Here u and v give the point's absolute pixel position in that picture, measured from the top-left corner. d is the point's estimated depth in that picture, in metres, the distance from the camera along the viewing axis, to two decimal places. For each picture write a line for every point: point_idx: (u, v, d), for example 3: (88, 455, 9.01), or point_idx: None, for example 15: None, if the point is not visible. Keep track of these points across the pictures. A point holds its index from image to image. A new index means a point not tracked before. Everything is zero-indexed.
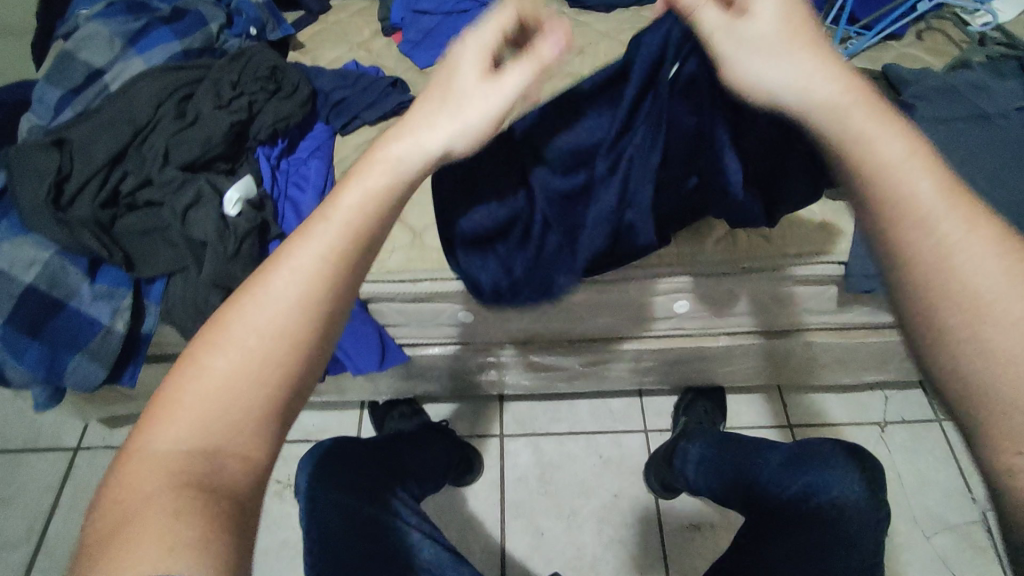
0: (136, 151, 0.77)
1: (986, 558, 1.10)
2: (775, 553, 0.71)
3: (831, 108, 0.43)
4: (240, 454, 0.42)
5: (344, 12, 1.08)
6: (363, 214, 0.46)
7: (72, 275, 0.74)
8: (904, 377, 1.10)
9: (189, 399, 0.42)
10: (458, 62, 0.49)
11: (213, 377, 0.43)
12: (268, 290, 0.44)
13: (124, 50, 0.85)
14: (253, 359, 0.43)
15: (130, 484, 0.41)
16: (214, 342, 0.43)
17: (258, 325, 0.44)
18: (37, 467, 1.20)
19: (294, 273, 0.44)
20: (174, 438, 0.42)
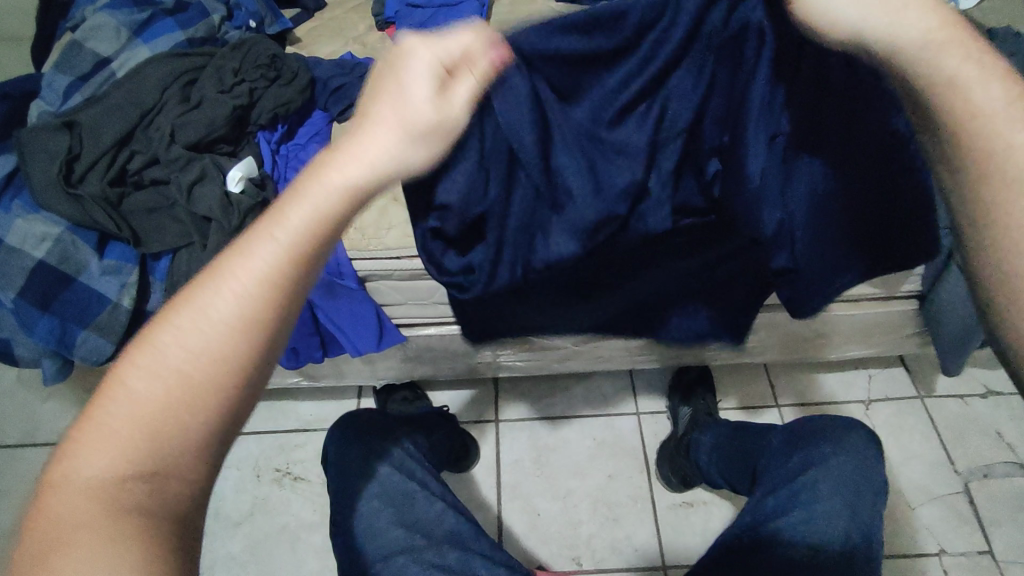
0: (143, 133, 0.82)
1: (969, 527, 1.09)
2: (775, 527, 0.69)
3: (919, 53, 0.41)
4: (178, 482, 0.38)
5: (339, 10, 1.13)
6: (307, 230, 0.40)
7: (82, 249, 0.77)
8: (887, 351, 1.14)
9: (116, 423, 0.38)
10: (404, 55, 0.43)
11: (141, 401, 0.38)
12: (203, 304, 0.39)
13: (130, 40, 0.90)
14: (190, 387, 0.38)
15: (49, 517, 0.36)
16: (143, 363, 0.38)
17: (191, 346, 0.39)
18: (31, 460, 1.17)
19: (239, 287, 0.39)
20: (100, 465, 0.37)
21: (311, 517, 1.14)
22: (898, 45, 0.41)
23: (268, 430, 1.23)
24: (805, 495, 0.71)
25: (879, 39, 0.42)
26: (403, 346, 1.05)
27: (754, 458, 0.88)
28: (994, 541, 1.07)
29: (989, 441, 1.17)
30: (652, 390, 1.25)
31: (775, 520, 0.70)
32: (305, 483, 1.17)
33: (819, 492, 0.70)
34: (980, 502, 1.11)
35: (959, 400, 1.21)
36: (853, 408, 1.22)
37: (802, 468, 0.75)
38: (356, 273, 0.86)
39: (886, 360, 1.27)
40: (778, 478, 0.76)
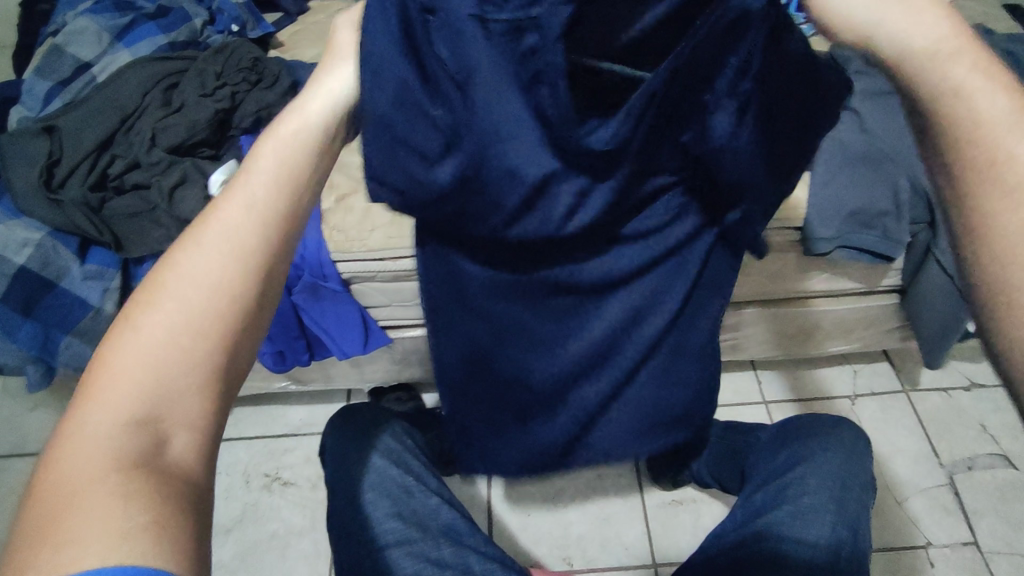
0: (124, 137, 0.82)
1: (955, 519, 1.10)
2: (768, 508, 0.70)
3: (931, 58, 0.38)
4: (190, 426, 0.36)
5: (321, 14, 1.13)
6: (290, 166, 0.41)
7: (63, 254, 0.77)
8: (870, 346, 1.15)
9: (125, 362, 0.35)
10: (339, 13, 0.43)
11: (152, 339, 0.36)
12: (206, 237, 0.38)
13: (112, 44, 0.90)
14: (200, 318, 0.37)
15: (57, 470, 0.33)
16: (151, 300, 0.37)
17: (197, 277, 0.38)
18: (19, 471, 1.16)
19: (237, 214, 0.39)
20: (112, 408, 0.34)
21: (301, 522, 1.13)
22: (910, 49, 0.38)
23: (257, 435, 1.23)
24: (792, 490, 0.71)
25: (890, 41, 0.38)
26: (390, 348, 1.05)
27: (742, 457, 0.88)
28: (978, 532, 1.09)
29: (972, 433, 1.18)
30: None
31: (763, 515, 0.70)
32: (294, 488, 1.17)
33: (806, 486, 0.70)
34: (965, 494, 1.12)
35: (942, 394, 1.23)
36: (839, 403, 1.23)
37: (790, 464, 0.75)
38: (341, 275, 0.87)
39: (870, 355, 1.28)
40: (768, 475, 0.77)
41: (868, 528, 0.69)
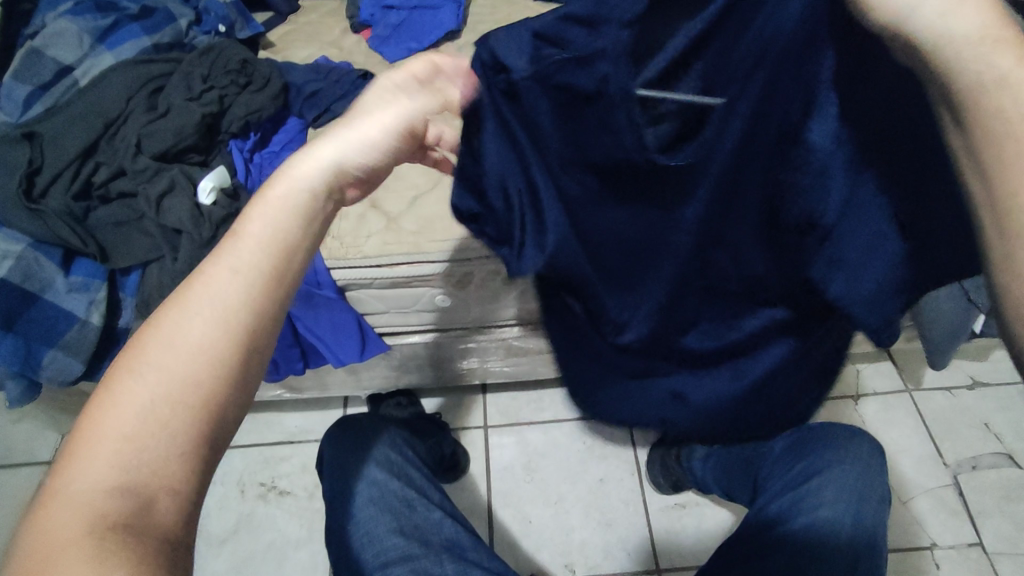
0: (108, 144, 0.79)
1: (960, 520, 1.09)
2: (782, 531, 0.68)
3: (972, 48, 0.36)
4: (168, 487, 0.38)
5: (313, 13, 1.10)
6: (278, 228, 0.45)
7: (46, 267, 0.74)
8: (874, 345, 1.14)
9: (108, 428, 0.38)
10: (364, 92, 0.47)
11: (133, 401, 0.39)
12: (191, 304, 0.42)
13: (94, 47, 0.87)
14: (181, 384, 0.40)
15: (44, 533, 0.35)
16: (133, 365, 0.40)
17: (179, 343, 0.41)
18: (8, 482, 1.13)
19: (222, 284, 0.42)
20: (94, 474, 0.37)
21: (298, 532, 1.11)
22: (952, 36, 0.36)
23: (252, 444, 1.20)
24: (809, 501, 0.70)
25: (929, 27, 0.37)
26: (387, 355, 1.02)
27: (752, 466, 0.87)
28: (984, 533, 1.07)
29: (977, 433, 1.17)
30: None
31: (781, 525, 0.69)
32: (291, 497, 1.14)
33: (824, 498, 0.69)
34: (970, 495, 1.11)
35: (946, 393, 1.22)
36: (843, 403, 1.21)
37: (805, 476, 0.74)
38: (335, 282, 0.84)
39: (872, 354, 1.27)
40: (780, 487, 0.75)
41: (884, 544, 0.67)
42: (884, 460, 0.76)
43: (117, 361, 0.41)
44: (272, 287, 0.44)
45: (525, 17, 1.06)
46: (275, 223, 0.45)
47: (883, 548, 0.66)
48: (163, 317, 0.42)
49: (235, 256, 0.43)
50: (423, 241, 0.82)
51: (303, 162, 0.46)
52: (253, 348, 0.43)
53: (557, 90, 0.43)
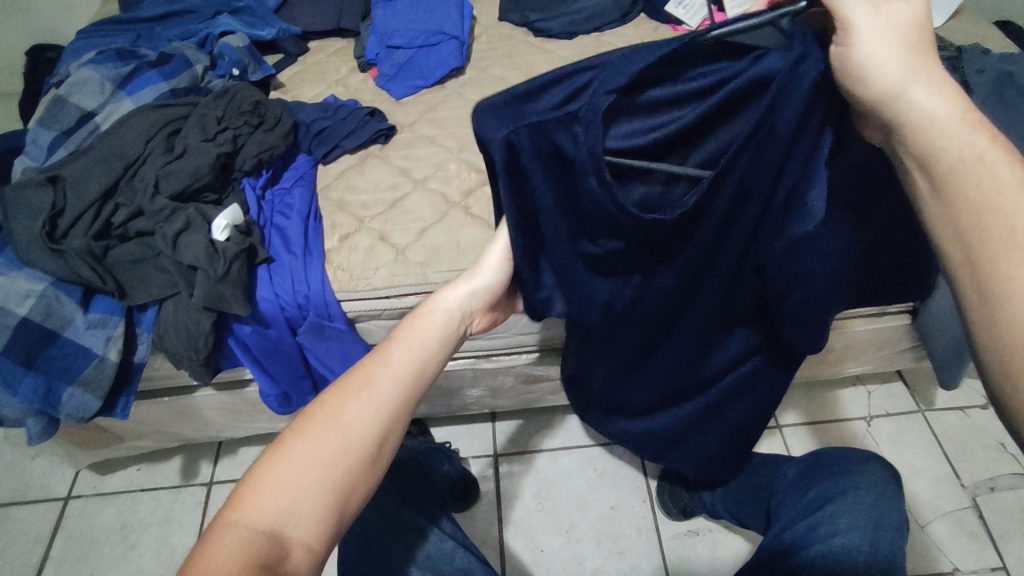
0: (127, 184, 0.82)
1: (981, 544, 1.06)
2: (802, 559, 0.67)
3: (955, 126, 0.40)
4: (304, 541, 0.46)
5: (321, 54, 1.15)
6: (427, 340, 0.56)
7: (66, 305, 0.76)
8: (883, 366, 1.13)
9: (274, 475, 0.47)
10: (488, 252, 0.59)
11: (295, 459, 0.48)
12: (353, 389, 0.51)
13: (114, 93, 0.92)
14: (337, 453, 0.49)
15: (209, 555, 0.43)
16: (302, 429, 0.50)
17: (343, 417, 0.50)
18: (23, 520, 1.13)
19: (369, 380, 0.52)
20: (257, 516, 0.46)
21: None
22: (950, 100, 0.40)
23: None
24: (823, 529, 0.69)
25: (917, 106, 0.40)
26: None
27: (766, 493, 0.86)
28: (1007, 557, 1.05)
29: (994, 453, 1.15)
30: None
31: (796, 552, 0.69)
32: None
33: (839, 525, 0.69)
34: (989, 517, 1.09)
35: (958, 412, 1.21)
36: (854, 425, 1.20)
37: (820, 503, 0.74)
38: (345, 314, 0.83)
39: (883, 375, 1.26)
40: (795, 514, 0.75)
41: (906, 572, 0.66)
42: (900, 485, 0.75)
43: (291, 428, 0.51)
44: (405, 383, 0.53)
45: (524, 53, 1.11)
46: (421, 337, 0.56)
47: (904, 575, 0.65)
48: (330, 396, 0.51)
49: (389, 357, 0.54)
50: (431, 273, 0.82)
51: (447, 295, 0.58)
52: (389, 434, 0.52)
53: (550, 147, 0.47)
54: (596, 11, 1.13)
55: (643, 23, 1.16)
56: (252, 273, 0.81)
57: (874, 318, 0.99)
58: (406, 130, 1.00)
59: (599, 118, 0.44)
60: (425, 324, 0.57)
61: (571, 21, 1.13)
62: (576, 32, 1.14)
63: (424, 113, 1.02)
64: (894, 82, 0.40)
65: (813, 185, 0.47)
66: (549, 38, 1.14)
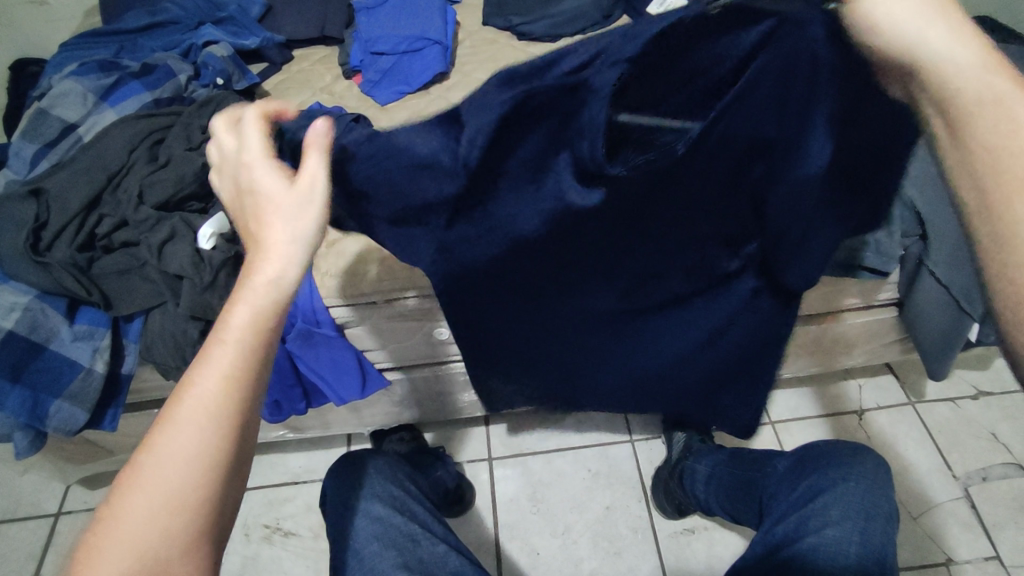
0: (111, 196, 0.81)
1: (974, 533, 1.07)
2: (793, 552, 0.68)
3: (973, 70, 0.42)
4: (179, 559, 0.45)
5: (306, 62, 1.15)
6: (251, 333, 0.48)
7: (52, 317, 0.76)
8: (874, 358, 1.13)
9: (131, 513, 0.45)
10: (265, 186, 0.47)
11: (145, 494, 0.45)
12: (190, 407, 0.46)
13: (97, 104, 0.91)
14: (194, 475, 0.46)
15: None
16: (141, 461, 0.46)
17: (180, 442, 0.46)
18: (12, 538, 1.12)
19: (173, 430, 0.46)
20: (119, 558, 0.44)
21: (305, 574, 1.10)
22: (951, 59, 0.42)
23: (256, 485, 1.19)
24: (815, 521, 0.70)
25: (934, 51, 0.41)
26: (388, 391, 1.02)
27: (758, 487, 0.87)
28: (1000, 545, 1.06)
29: (983, 443, 1.16)
30: (645, 417, 1.24)
31: (788, 546, 0.69)
32: (297, 538, 1.13)
33: (830, 517, 0.69)
34: (982, 507, 1.10)
35: (949, 404, 1.21)
36: (847, 418, 1.21)
37: (811, 494, 0.74)
38: (334, 319, 0.83)
39: (873, 368, 1.27)
40: (787, 507, 0.76)
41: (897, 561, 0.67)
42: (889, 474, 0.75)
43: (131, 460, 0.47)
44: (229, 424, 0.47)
45: (509, 57, 1.12)
46: (229, 352, 0.48)
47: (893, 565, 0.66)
48: (166, 418, 0.47)
49: (213, 359, 0.47)
50: (419, 277, 0.82)
51: (259, 257, 0.49)
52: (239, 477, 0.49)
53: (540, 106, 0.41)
54: (577, 13, 1.15)
55: (625, 25, 1.17)
56: None
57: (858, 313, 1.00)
58: None
59: (606, 95, 0.40)
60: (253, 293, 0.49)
61: (554, 23, 1.14)
62: (558, 35, 1.15)
63: (409, 117, 1.03)
64: (909, 33, 0.41)
65: (811, 130, 0.45)
66: (532, 41, 1.15)
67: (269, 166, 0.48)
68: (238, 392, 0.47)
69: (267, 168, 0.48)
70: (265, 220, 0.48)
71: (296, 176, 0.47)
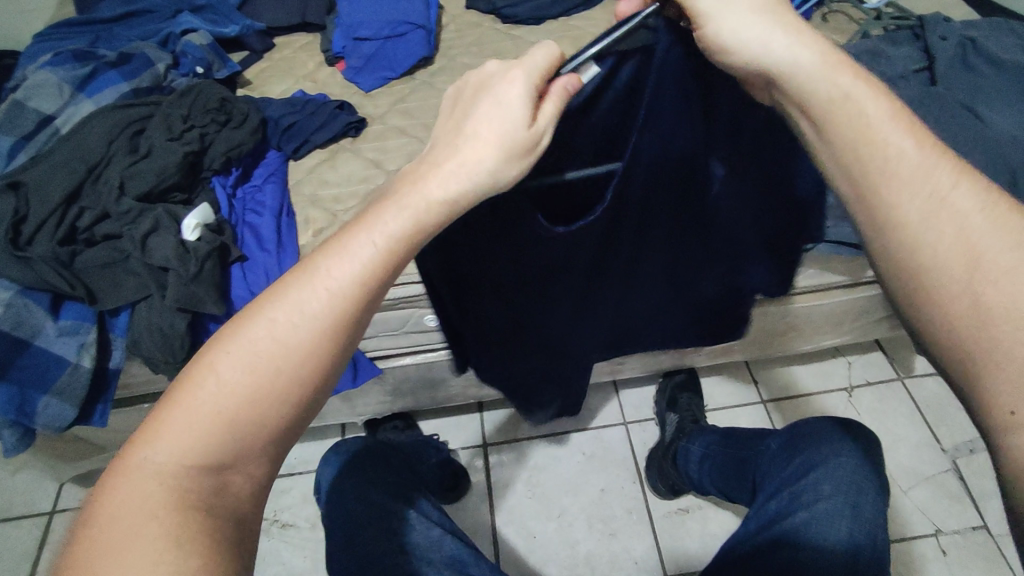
0: (91, 188, 0.80)
1: (962, 504, 1.09)
2: (785, 528, 0.69)
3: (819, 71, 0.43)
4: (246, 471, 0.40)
5: (287, 49, 1.14)
6: (404, 243, 0.42)
7: (35, 313, 0.75)
8: (861, 335, 1.14)
9: (201, 406, 0.39)
10: (502, 99, 0.42)
11: (224, 389, 0.39)
12: (304, 306, 0.41)
13: (73, 95, 0.89)
14: (288, 384, 0.40)
15: (119, 497, 0.37)
16: (229, 349, 0.40)
17: (283, 339, 0.41)
18: (5, 538, 1.11)
19: (287, 323, 0.41)
20: (177, 451, 0.38)
21: (303, 564, 1.10)
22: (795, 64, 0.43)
23: None
24: (807, 496, 0.71)
25: (783, 52, 0.44)
26: (380, 380, 1.02)
27: (750, 465, 0.88)
28: (987, 516, 1.08)
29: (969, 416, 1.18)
30: (637, 400, 1.25)
31: (780, 521, 0.70)
32: (294, 529, 1.13)
33: (822, 491, 0.70)
34: (969, 478, 1.12)
35: (937, 378, 1.23)
36: (836, 395, 1.22)
37: (803, 470, 0.75)
38: None
39: (862, 345, 1.28)
40: (779, 483, 0.77)
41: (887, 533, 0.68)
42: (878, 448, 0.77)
43: (218, 338, 0.41)
44: (336, 343, 0.41)
45: (493, 40, 1.11)
46: (365, 261, 0.41)
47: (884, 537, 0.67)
48: (274, 309, 0.41)
49: (347, 263, 0.41)
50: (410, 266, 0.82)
51: (435, 172, 0.42)
52: (314, 407, 0.42)
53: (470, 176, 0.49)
54: None
55: (611, 6, 1.16)
56: (226, 272, 0.81)
57: (835, 292, 1.01)
58: (377, 121, 0.99)
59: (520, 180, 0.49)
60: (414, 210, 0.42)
61: (538, 6, 1.13)
62: (542, 17, 1.14)
63: (394, 104, 1.02)
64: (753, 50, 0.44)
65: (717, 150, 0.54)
66: (516, 25, 1.14)
67: (523, 92, 0.42)
68: (353, 315, 0.41)
69: (518, 87, 0.42)
70: (479, 130, 0.42)
71: (533, 122, 0.42)
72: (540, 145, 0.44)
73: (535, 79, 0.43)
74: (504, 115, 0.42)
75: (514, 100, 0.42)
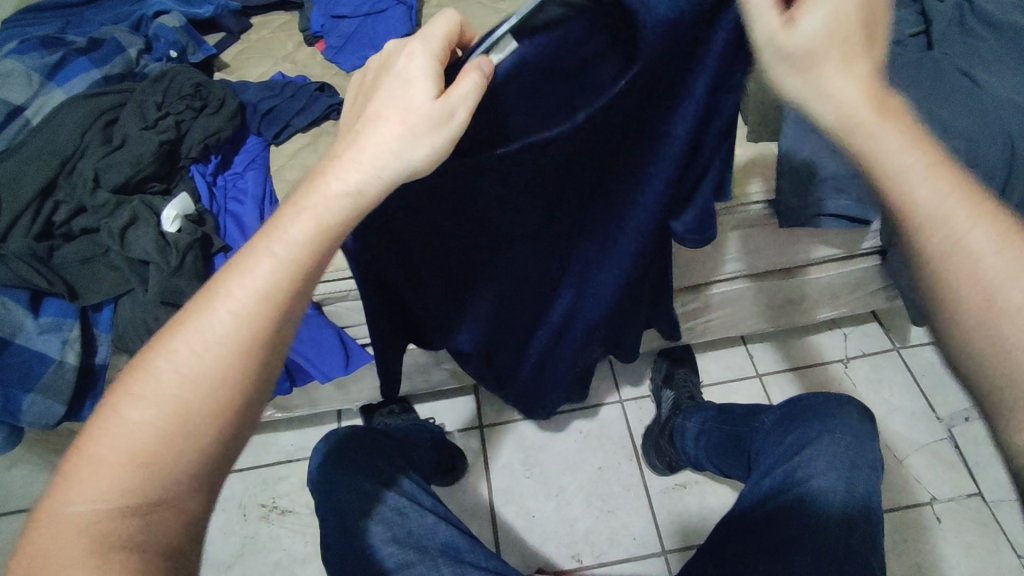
0: (66, 181, 0.78)
1: (957, 472, 1.09)
2: (780, 504, 0.69)
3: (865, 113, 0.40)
4: (173, 506, 0.41)
5: (265, 29, 1.10)
6: (310, 254, 0.43)
7: (14, 310, 0.73)
8: (856, 307, 1.13)
9: (110, 448, 0.40)
10: (406, 78, 0.43)
11: (137, 424, 0.41)
12: (206, 328, 0.42)
13: (43, 84, 0.86)
14: (199, 409, 0.41)
15: (42, 552, 0.38)
16: (136, 386, 0.41)
17: (188, 367, 0.42)
18: (9, 531, 1.12)
19: (190, 351, 0.42)
20: (94, 496, 0.39)
21: (305, 549, 1.11)
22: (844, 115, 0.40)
23: (249, 466, 1.19)
24: (801, 473, 0.70)
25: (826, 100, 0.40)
26: (373, 367, 1.01)
27: (745, 441, 0.87)
28: (982, 483, 1.08)
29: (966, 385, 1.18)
30: (633, 377, 1.24)
31: (777, 497, 0.70)
32: (294, 516, 1.14)
33: (816, 467, 0.70)
34: (965, 446, 1.12)
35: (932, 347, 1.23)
36: (833, 367, 1.22)
37: (797, 448, 0.74)
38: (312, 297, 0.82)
39: (858, 317, 1.28)
40: (774, 461, 0.76)
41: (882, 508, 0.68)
42: (874, 422, 0.76)
43: (126, 377, 0.42)
44: (244, 362, 0.42)
45: (476, 15, 1.08)
46: (266, 274, 0.43)
47: (878, 511, 0.67)
48: (178, 338, 0.42)
49: (246, 280, 0.43)
50: None
51: (343, 167, 0.43)
52: (235, 430, 0.43)
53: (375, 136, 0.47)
54: None
55: None
56: (210, 263, 0.79)
57: (815, 269, 1.00)
58: None
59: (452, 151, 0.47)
60: (320, 210, 0.43)
61: None
62: None
63: None
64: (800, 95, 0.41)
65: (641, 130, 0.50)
66: None
67: (423, 70, 0.43)
68: (257, 329, 0.42)
69: (420, 61, 0.43)
70: (380, 111, 0.43)
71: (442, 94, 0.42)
72: (458, 118, 0.42)
73: (436, 53, 0.44)
74: (412, 98, 0.42)
75: (415, 76, 0.43)
